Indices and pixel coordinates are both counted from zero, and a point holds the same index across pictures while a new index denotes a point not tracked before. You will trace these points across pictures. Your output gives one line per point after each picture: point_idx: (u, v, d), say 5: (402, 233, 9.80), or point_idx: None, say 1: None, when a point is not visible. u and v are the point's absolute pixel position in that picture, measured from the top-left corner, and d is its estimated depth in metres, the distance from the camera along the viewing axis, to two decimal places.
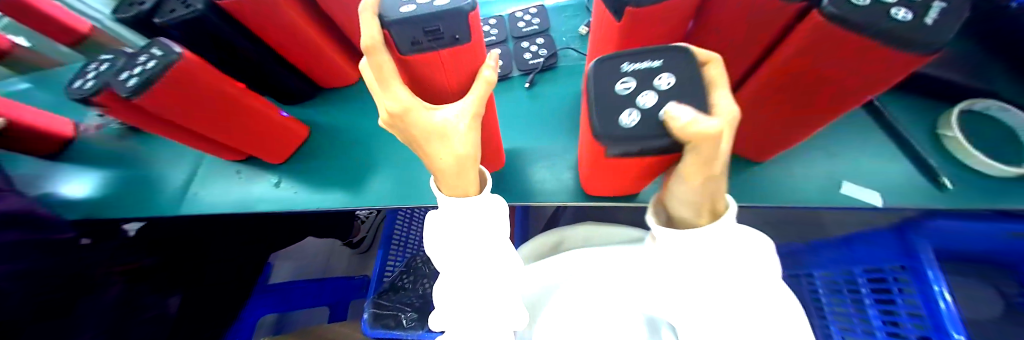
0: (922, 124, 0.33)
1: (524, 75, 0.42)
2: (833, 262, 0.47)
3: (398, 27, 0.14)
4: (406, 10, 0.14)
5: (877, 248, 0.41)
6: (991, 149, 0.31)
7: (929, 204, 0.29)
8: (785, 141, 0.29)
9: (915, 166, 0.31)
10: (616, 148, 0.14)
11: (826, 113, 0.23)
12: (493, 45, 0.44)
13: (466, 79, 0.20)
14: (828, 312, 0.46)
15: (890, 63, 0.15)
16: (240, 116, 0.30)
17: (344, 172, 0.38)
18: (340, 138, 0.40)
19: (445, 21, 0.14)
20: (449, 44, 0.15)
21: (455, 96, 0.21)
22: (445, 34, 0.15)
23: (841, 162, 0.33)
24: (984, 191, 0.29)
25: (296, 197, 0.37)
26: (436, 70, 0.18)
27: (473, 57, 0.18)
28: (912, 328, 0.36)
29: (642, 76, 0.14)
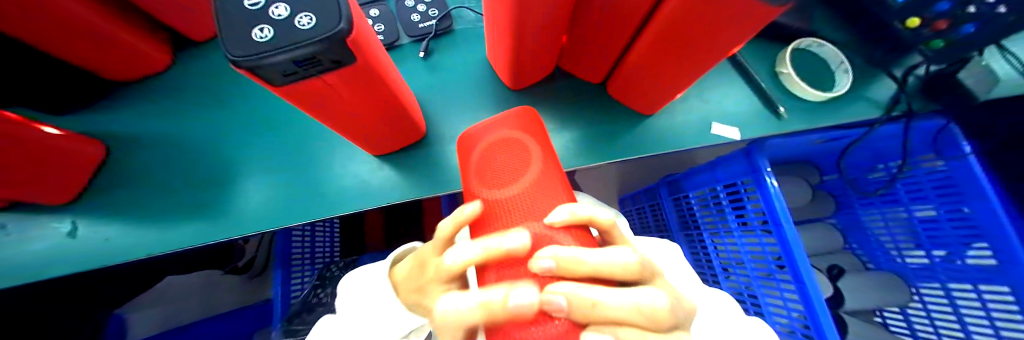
0: (765, 64, 0.39)
1: (416, 42, 0.37)
2: (703, 182, 0.58)
3: (265, 67, 0.15)
4: (262, 38, 0.15)
5: (730, 168, 0.51)
6: (809, 79, 0.39)
7: (767, 133, 0.36)
8: (664, 101, 0.33)
9: (762, 100, 0.37)
10: None
11: (678, 83, 0.29)
12: (369, 5, 0.36)
13: (369, 92, 0.22)
14: (704, 224, 0.61)
15: (757, 12, 0.16)
16: (30, 156, 0.26)
17: (195, 202, 0.34)
18: (174, 163, 0.36)
19: (323, 54, 0.16)
20: (337, 65, 0.18)
21: (361, 107, 0.23)
22: (326, 59, 0.16)
23: (714, 104, 0.37)
24: (804, 115, 0.37)
25: (128, 241, 0.33)
26: (330, 89, 0.20)
27: (367, 75, 0.20)
28: (757, 223, 0.48)
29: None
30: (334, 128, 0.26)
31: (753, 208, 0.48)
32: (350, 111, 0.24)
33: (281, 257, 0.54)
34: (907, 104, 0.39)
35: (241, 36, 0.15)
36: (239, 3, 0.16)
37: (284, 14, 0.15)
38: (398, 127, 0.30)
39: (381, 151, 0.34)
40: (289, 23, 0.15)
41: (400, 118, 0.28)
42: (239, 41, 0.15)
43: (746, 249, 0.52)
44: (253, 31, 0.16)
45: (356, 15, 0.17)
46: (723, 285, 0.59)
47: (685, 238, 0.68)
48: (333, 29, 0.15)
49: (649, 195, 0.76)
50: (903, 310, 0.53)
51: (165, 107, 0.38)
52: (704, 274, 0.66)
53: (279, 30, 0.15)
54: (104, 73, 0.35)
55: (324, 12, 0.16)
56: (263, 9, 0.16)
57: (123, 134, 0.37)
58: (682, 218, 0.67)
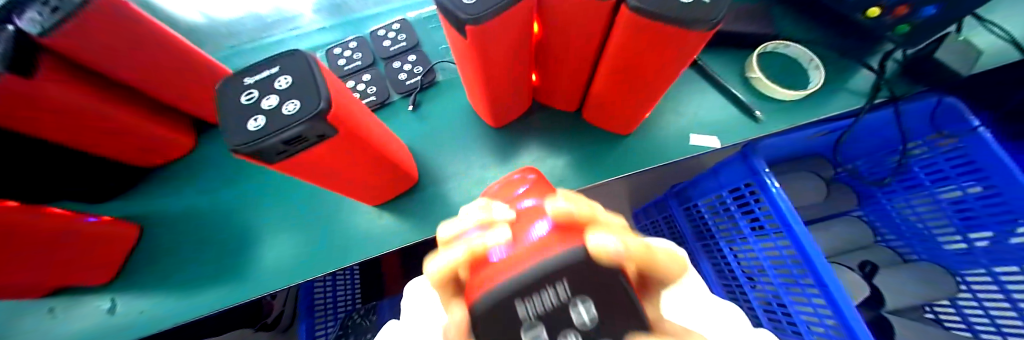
0: (735, 71, 0.41)
1: (404, 97, 0.41)
2: (709, 190, 0.57)
3: (258, 150, 0.18)
4: (255, 126, 0.18)
5: (730, 173, 0.51)
6: (783, 79, 0.39)
7: (747, 137, 0.37)
8: (637, 121, 0.35)
9: (738, 106, 0.38)
10: None
11: (644, 105, 0.31)
12: (361, 71, 0.40)
13: (357, 153, 0.25)
14: (717, 232, 0.59)
15: (692, 41, 0.18)
16: (71, 241, 0.30)
17: (219, 268, 0.37)
18: (199, 232, 0.39)
19: (309, 130, 0.19)
20: (322, 138, 0.20)
21: (351, 167, 0.26)
22: (311, 135, 0.19)
23: (694, 116, 0.38)
24: (783, 114, 0.37)
25: (159, 311, 0.36)
26: (321, 157, 0.23)
27: (351, 141, 0.23)
28: (769, 226, 0.46)
29: (555, 321, 0.08)
30: (330, 188, 0.28)
31: (762, 212, 0.47)
32: (343, 172, 0.26)
33: (305, 309, 0.59)
34: (889, 90, 0.39)
35: (237, 128, 0.18)
36: (237, 100, 0.20)
37: (273, 105, 0.19)
38: (391, 179, 0.32)
39: (380, 201, 0.36)
40: (277, 111, 0.18)
41: (391, 170, 0.31)
42: (236, 131, 0.18)
43: (765, 255, 0.50)
44: (247, 122, 0.19)
45: (335, 93, 0.21)
46: (751, 296, 0.55)
47: (703, 249, 0.64)
48: (315, 110, 0.18)
49: (659, 208, 0.75)
50: (954, 303, 0.49)
51: (189, 184, 0.42)
52: (728, 288, 0.61)
53: (269, 118, 0.18)
54: (136, 163, 0.40)
55: (306, 97, 0.19)
56: (255, 102, 0.19)
57: (155, 212, 0.41)
58: (697, 227, 0.65)
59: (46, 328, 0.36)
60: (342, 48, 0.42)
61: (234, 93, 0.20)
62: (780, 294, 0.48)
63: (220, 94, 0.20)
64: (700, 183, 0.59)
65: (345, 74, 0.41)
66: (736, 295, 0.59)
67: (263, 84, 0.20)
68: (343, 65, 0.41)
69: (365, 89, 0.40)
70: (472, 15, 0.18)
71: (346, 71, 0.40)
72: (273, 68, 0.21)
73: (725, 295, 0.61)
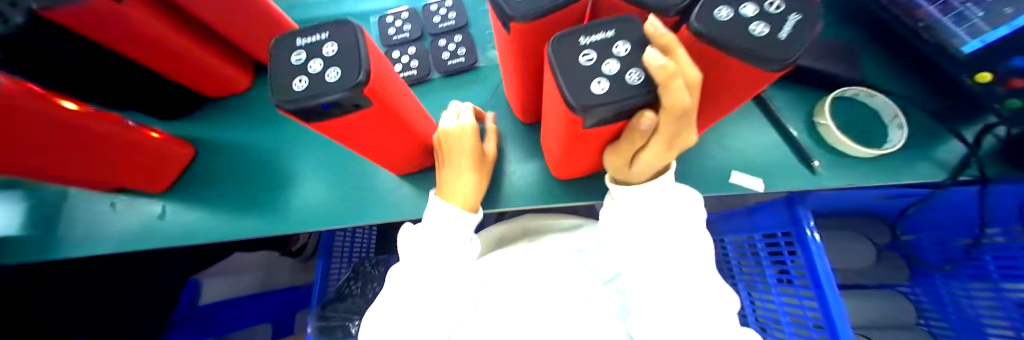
0: (801, 110, 0.37)
1: (444, 76, 0.41)
2: (742, 229, 0.55)
3: (300, 109, 0.19)
4: (300, 87, 0.19)
5: (769, 217, 0.47)
6: (852, 131, 0.35)
7: (795, 188, 0.33)
8: None
9: (793, 151, 0.35)
10: (591, 116, 0.14)
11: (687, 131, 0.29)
12: (407, 43, 0.41)
13: (390, 125, 0.26)
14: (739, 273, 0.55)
15: (759, 77, 0.17)
16: (134, 149, 0.33)
17: (251, 200, 0.41)
18: (240, 164, 0.43)
19: (349, 98, 0.20)
20: (358, 107, 0.21)
21: (381, 137, 0.27)
22: (349, 103, 0.20)
23: (741, 152, 0.35)
24: (843, 169, 0.34)
25: (199, 225, 0.40)
26: (355, 123, 0.23)
27: (384, 114, 0.24)
28: (799, 282, 0.43)
29: (601, 45, 0.15)
30: (359, 153, 0.30)
31: (795, 265, 0.43)
32: (372, 140, 0.27)
33: (325, 250, 0.62)
34: (979, 169, 0.34)
35: (285, 88, 0.20)
36: (287, 60, 0.21)
37: (319, 71, 0.20)
38: (417, 151, 0.33)
39: (404, 170, 0.37)
40: (321, 76, 0.19)
41: (418, 144, 0.32)
42: (285, 89, 0.20)
43: (784, 309, 0.46)
44: (295, 83, 0.20)
45: (377, 69, 0.21)
46: None
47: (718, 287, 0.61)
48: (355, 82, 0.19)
49: None
50: None
51: (238, 119, 0.46)
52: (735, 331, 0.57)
53: (314, 82, 0.19)
54: (198, 92, 0.43)
55: (349, 68, 0.19)
56: (303, 64, 0.20)
57: (206, 137, 0.45)
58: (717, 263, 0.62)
59: (108, 218, 0.41)
60: (394, 17, 0.42)
61: (287, 52, 0.21)
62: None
63: (275, 52, 0.21)
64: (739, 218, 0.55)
65: (392, 44, 0.41)
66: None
67: (311, 48, 0.21)
68: (392, 34, 0.41)
69: (408, 62, 0.40)
70: (521, 12, 0.18)
71: (393, 41, 0.41)
72: (323, 34, 0.21)
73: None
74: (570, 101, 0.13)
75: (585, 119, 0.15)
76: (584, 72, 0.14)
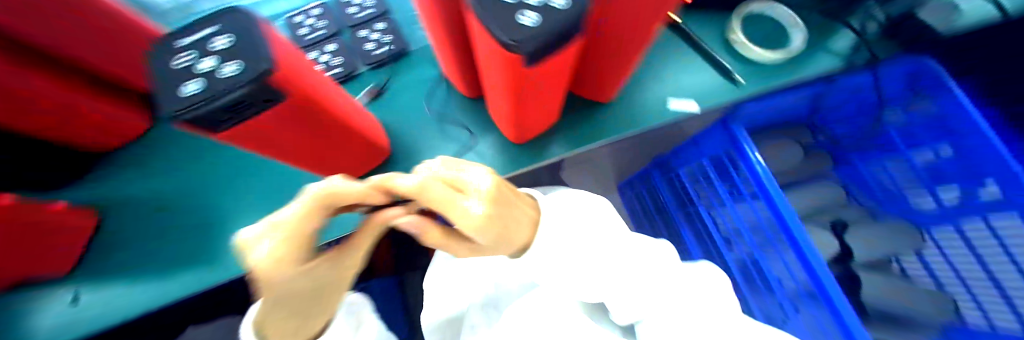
0: (718, 32, 0.40)
1: (374, 69, 0.38)
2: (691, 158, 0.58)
3: (198, 117, 0.17)
4: (189, 90, 0.17)
5: (712, 140, 0.51)
6: (764, 42, 0.39)
7: (724, 100, 0.37)
8: (612, 88, 0.34)
9: (717, 70, 0.38)
10: (529, 51, 0.14)
11: (620, 71, 0.30)
12: (324, 41, 0.37)
13: (319, 121, 0.24)
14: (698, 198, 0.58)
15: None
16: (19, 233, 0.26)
17: (190, 251, 0.36)
18: (163, 217, 0.38)
19: (255, 92, 0.17)
20: (271, 104, 0.19)
21: (310, 137, 0.25)
22: (258, 99, 0.18)
23: (675, 80, 0.38)
24: (761, 77, 0.37)
25: (130, 296, 0.35)
26: (274, 124, 0.21)
27: (304, 108, 0.21)
28: (745, 189, 0.47)
29: None
30: (291, 161, 0.27)
31: (739, 176, 0.47)
32: (301, 141, 0.25)
33: None
34: (869, 51, 0.39)
35: (169, 95, 0.17)
36: (168, 64, 0.18)
37: (209, 67, 0.17)
38: (358, 150, 0.31)
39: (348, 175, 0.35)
40: (213, 72, 0.17)
41: (357, 142, 0.30)
42: (170, 96, 0.17)
43: (740, 217, 0.50)
44: (182, 88, 0.17)
45: (286, 57, 0.19)
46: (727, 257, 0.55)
47: (684, 216, 0.64)
48: (256, 69, 0.16)
49: (643, 179, 0.73)
50: (920, 257, 0.53)
51: (147, 168, 0.40)
52: (707, 249, 0.61)
53: (206, 80, 0.17)
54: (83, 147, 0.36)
55: (247, 56, 0.17)
56: (190, 65, 0.17)
57: (112, 199, 0.38)
58: (677, 195, 0.64)
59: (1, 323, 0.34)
60: (302, 15, 0.38)
61: (164, 56, 0.18)
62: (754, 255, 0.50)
63: (151, 59, 0.18)
64: (686, 149, 0.57)
65: (307, 45, 0.38)
66: (714, 256, 0.59)
67: (198, 45, 0.18)
68: (304, 34, 0.37)
69: (330, 61, 0.37)
70: None
71: (307, 42, 0.38)
72: (210, 26, 0.18)
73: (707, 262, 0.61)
74: (503, 39, 0.13)
75: (522, 58, 0.15)
76: (506, 7, 0.14)
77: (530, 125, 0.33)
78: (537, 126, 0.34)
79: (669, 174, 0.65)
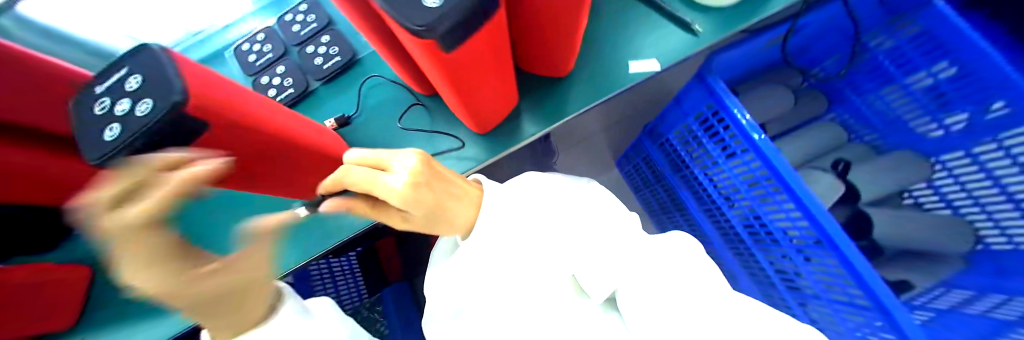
0: None
1: (327, 83, 0.39)
2: (678, 119, 0.54)
3: (117, 162, 0.15)
4: (110, 135, 0.16)
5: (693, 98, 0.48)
6: None
7: (686, 55, 0.36)
8: (566, 58, 0.32)
9: (674, 24, 0.37)
10: (442, 36, 0.13)
11: (570, 38, 0.28)
12: (274, 64, 0.38)
13: (263, 144, 0.21)
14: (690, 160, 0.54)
15: None
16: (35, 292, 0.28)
17: None
18: None
19: (170, 131, 0.14)
20: (196, 136, 0.15)
21: (259, 161, 0.23)
22: (178, 137, 0.15)
23: (630, 42, 0.36)
24: (721, 23, 0.36)
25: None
26: (213, 158, 0.19)
27: (240, 133, 0.18)
28: (733, 144, 0.44)
29: None
30: (244, 185, 0.26)
31: (726, 131, 0.45)
32: (250, 167, 0.23)
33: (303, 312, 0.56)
34: None
35: (94, 142, 0.16)
36: (91, 111, 0.17)
37: (125, 109, 0.16)
38: (318, 166, 0.30)
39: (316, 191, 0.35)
40: (127, 113, 0.15)
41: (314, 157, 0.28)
42: (93, 143, 0.16)
43: (735, 174, 0.47)
44: (103, 134, 0.16)
45: (202, 82, 0.16)
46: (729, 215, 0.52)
47: (681, 180, 0.59)
48: (166, 103, 0.13)
49: (637, 150, 0.68)
50: (931, 185, 0.51)
51: None
52: (709, 212, 0.57)
53: (123, 122, 0.16)
54: None
55: (157, 92, 0.14)
56: (109, 110, 0.17)
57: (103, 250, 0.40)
58: (671, 159, 0.60)
59: None
60: (251, 42, 0.39)
61: (88, 103, 0.17)
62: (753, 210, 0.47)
63: (78, 111, 0.18)
64: (670, 112, 0.55)
65: (259, 70, 0.38)
66: (717, 217, 0.56)
67: (114, 89, 0.17)
68: (254, 60, 0.38)
69: (282, 82, 0.38)
70: None
71: (258, 67, 0.38)
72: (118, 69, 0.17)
73: (712, 225, 0.58)
74: (406, 25, 0.11)
75: (438, 42, 0.13)
76: None
77: (486, 108, 0.32)
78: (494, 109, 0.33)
79: (660, 141, 0.61)
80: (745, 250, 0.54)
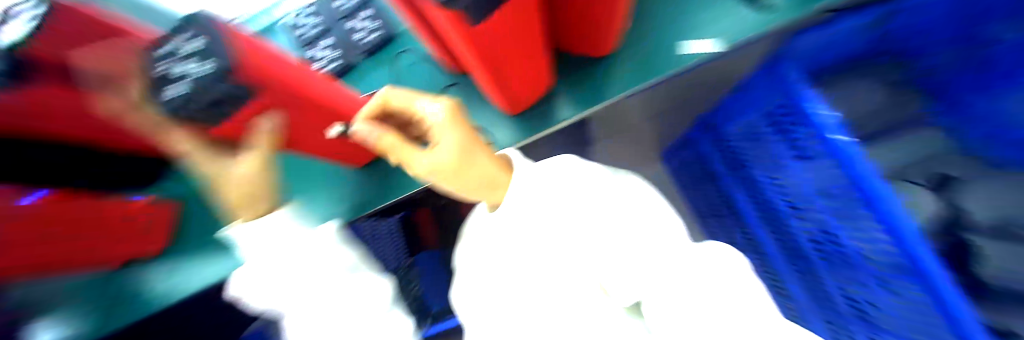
0: None
1: (367, 55, 0.43)
2: (743, 111, 0.51)
3: (178, 112, 0.18)
4: (169, 89, 0.17)
5: (765, 85, 0.44)
6: None
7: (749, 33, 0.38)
8: (597, 39, 0.32)
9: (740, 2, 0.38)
10: None
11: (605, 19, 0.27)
12: (319, 38, 0.42)
13: (286, 97, 0.25)
14: (753, 160, 0.52)
15: None
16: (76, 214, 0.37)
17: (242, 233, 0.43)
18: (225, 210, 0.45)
19: (214, 86, 0.17)
20: (232, 97, 0.19)
21: (286, 113, 0.27)
22: (221, 94, 0.18)
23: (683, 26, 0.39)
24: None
25: None
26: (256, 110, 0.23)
27: (268, 88, 0.21)
28: (810, 145, 0.38)
29: None
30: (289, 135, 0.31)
31: (801, 129, 0.39)
32: (282, 118, 0.27)
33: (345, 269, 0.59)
34: None
35: (157, 94, 0.18)
36: (151, 67, 0.18)
37: (179, 71, 0.16)
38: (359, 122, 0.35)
39: None
40: (179, 64, 0.16)
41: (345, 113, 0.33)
42: (156, 94, 0.18)
43: (807, 179, 0.42)
44: (165, 93, 0.17)
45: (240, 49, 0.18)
46: (795, 228, 0.47)
47: (738, 179, 0.55)
48: (213, 70, 0.16)
49: (690, 145, 0.63)
50: None
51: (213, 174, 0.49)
52: (771, 222, 0.52)
53: (177, 80, 0.16)
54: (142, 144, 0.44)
55: (202, 57, 0.16)
56: (162, 67, 0.17)
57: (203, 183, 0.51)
58: (727, 159, 0.57)
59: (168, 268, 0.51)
60: (298, 18, 0.43)
61: (150, 58, 0.18)
62: (826, 222, 0.41)
63: (145, 67, 0.18)
64: (739, 102, 0.51)
65: (306, 44, 0.43)
66: (778, 229, 0.51)
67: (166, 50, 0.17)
68: (301, 35, 0.43)
69: (325, 54, 0.42)
70: None
71: (305, 41, 0.42)
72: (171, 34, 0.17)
73: (771, 236, 0.52)
74: None
75: None
76: None
77: (514, 86, 0.33)
78: (523, 86, 0.35)
79: (716, 137, 0.58)
80: (808, 270, 0.48)
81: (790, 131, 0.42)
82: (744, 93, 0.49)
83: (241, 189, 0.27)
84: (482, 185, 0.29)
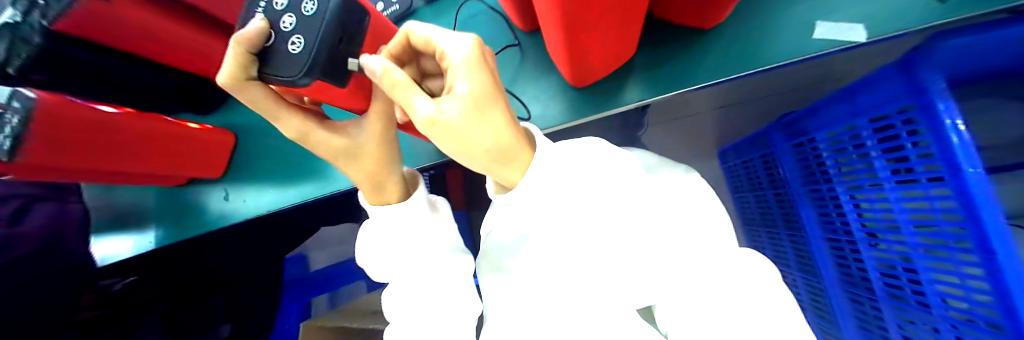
0: None
1: None
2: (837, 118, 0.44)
3: (300, 66, 0.18)
4: (297, 40, 0.18)
5: (877, 93, 0.37)
6: None
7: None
8: None
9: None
10: None
11: None
12: None
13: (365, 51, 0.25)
14: (836, 176, 0.47)
15: None
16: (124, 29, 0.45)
17: None
18: None
19: (335, 22, 0.19)
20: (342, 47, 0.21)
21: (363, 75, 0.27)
22: (340, 38, 0.20)
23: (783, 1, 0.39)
24: None
25: None
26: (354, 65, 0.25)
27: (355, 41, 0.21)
28: (921, 169, 0.33)
29: None
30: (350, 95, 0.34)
31: (916, 149, 0.33)
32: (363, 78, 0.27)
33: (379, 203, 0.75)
34: None
35: (286, 59, 0.19)
36: (268, 38, 0.19)
37: (297, 24, 0.18)
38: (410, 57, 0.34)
39: None
40: (295, 16, 0.19)
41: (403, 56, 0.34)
42: (285, 59, 0.19)
43: (902, 207, 0.37)
44: (289, 49, 0.19)
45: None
46: (866, 255, 0.44)
47: (811, 196, 0.53)
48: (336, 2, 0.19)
49: (757, 143, 0.60)
50: None
51: None
52: (840, 242, 0.49)
53: (302, 28, 0.18)
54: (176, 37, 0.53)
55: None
56: (283, 30, 0.19)
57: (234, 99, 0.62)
58: (806, 169, 0.53)
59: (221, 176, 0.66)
60: None
61: (266, 32, 0.19)
62: (911, 257, 0.37)
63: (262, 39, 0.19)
64: (833, 108, 0.44)
65: None
66: (846, 252, 0.48)
67: (278, 10, 0.19)
68: None
69: None
70: None
71: None
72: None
73: (834, 257, 0.51)
74: None
75: None
76: None
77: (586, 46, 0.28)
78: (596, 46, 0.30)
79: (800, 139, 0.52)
80: (868, 301, 0.45)
81: (899, 150, 0.36)
82: (849, 96, 0.41)
83: (346, 150, 0.30)
84: (491, 154, 0.23)
